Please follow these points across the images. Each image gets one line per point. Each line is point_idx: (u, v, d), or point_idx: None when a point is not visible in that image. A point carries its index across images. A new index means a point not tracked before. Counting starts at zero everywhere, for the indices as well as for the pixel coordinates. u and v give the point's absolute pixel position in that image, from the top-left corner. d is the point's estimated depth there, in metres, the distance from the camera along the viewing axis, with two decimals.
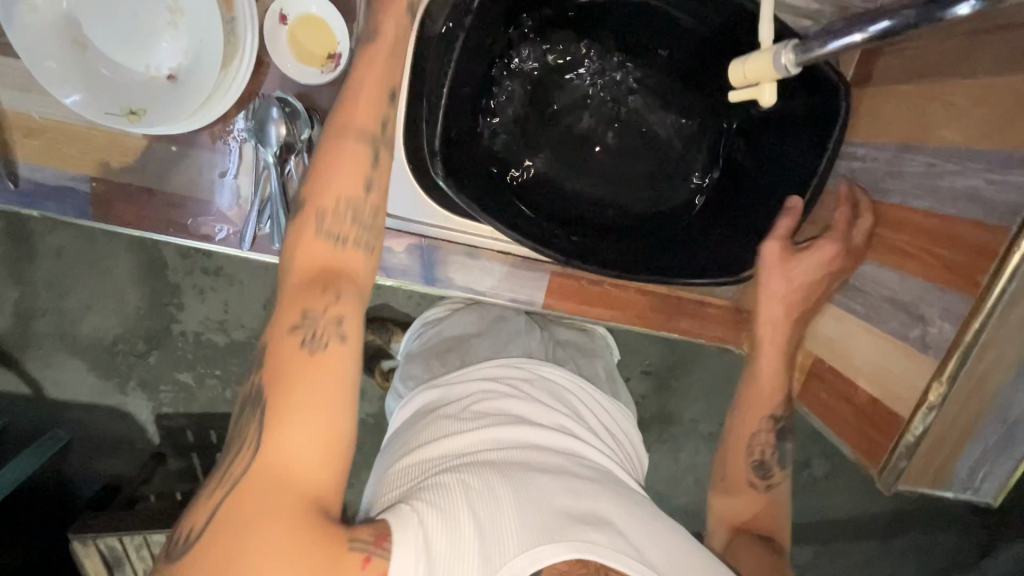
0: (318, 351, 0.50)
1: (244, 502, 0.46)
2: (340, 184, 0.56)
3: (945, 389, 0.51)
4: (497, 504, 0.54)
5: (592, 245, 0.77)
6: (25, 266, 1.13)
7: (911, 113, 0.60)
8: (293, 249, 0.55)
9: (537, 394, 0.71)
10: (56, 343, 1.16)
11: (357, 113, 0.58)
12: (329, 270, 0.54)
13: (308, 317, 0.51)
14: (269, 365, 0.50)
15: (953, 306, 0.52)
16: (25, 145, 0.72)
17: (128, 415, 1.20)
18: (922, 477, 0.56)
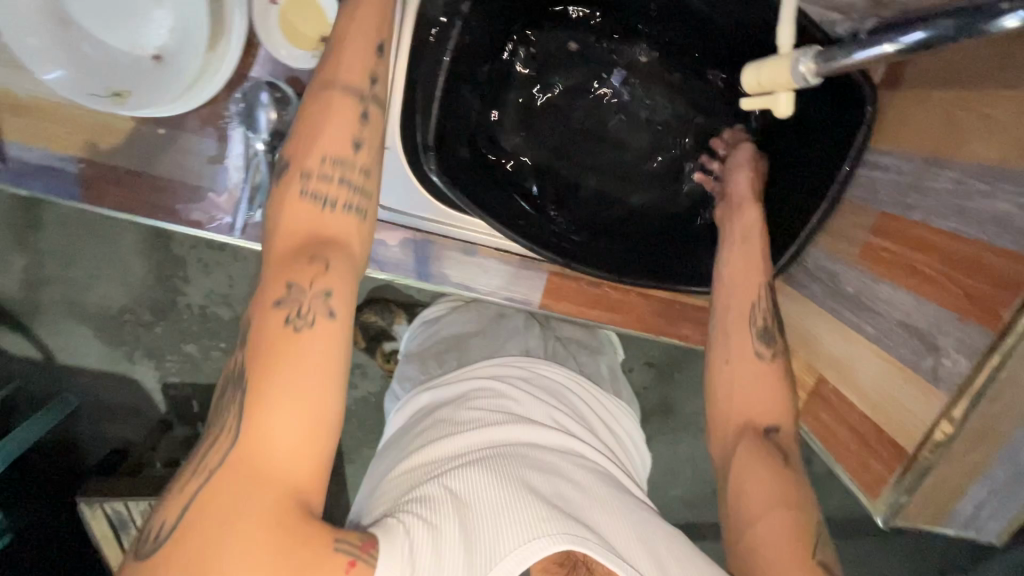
0: (305, 327, 0.49)
1: (217, 499, 0.44)
2: (328, 138, 0.54)
3: (955, 427, 0.48)
4: (486, 511, 0.53)
5: (593, 246, 0.74)
6: (32, 234, 1.12)
7: (942, 123, 0.56)
8: (278, 217, 0.54)
9: (531, 391, 0.69)
10: (64, 310, 1.16)
11: (342, 71, 0.56)
12: (318, 238, 0.53)
13: (292, 290, 0.49)
14: (253, 342, 0.49)
15: (970, 338, 0.49)
16: (8, 125, 0.70)
17: (136, 382, 1.21)
18: (922, 514, 0.53)
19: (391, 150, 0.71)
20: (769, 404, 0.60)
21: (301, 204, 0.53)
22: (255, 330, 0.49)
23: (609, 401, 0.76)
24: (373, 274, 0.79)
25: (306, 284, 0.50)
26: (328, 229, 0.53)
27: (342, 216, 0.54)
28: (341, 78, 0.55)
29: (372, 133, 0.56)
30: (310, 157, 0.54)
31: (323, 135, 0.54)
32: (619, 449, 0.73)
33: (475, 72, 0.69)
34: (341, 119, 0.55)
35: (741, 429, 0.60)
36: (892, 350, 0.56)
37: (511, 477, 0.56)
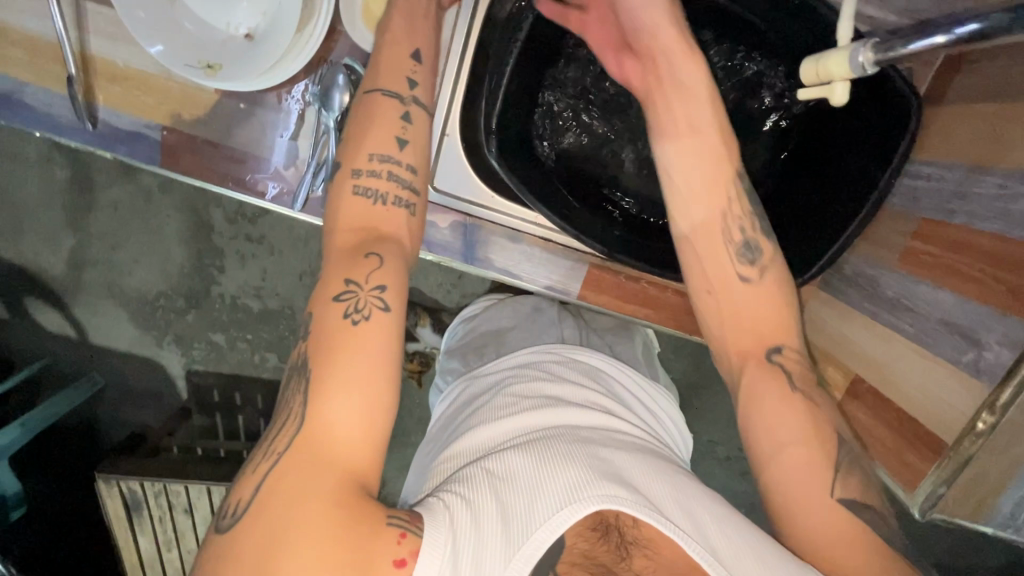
0: (361, 321, 0.52)
1: (289, 477, 0.47)
2: (375, 140, 0.60)
3: (996, 418, 0.49)
4: (523, 484, 0.54)
5: (635, 240, 0.76)
6: (83, 216, 1.17)
7: (985, 133, 0.59)
8: (335, 210, 0.58)
9: (567, 375, 0.71)
10: (103, 292, 1.22)
11: (384, 82, 0.63)
12: (370, 231, 0.57)
13: (350, 285, 0.53)
14: (315, 333, 0.52)
15: (1014, 331, 0.50)
16: (106, 90, 0.76)
17: (161, 367, 1.26)
18: (960, 508, 0.53)
19: (450, 137, 0.76)
20: (767, 328, 0.63)
21: (355, 201, 0.58)
22: (315, 322, 0.53)
23: (644, 380, 0.79)
24: (421, 254, 0.82)
25: (361, 278, 0.53)
26: (376, 224, 0.58)
27: (393, 211, 0.59)
28: (382, 86, 0.62)
29: (416, 133, 0.62)
30: (359, 157, 0.59)
31: (369, 139, 0.60)
32: (657, 427, 0.75)
33: (535, 69, 0.74)
34: (384, 127, 0.61)
35: (742, 358, 0.63)
36: (934, 347, 0.57)
37: (547, 452, 0.57)
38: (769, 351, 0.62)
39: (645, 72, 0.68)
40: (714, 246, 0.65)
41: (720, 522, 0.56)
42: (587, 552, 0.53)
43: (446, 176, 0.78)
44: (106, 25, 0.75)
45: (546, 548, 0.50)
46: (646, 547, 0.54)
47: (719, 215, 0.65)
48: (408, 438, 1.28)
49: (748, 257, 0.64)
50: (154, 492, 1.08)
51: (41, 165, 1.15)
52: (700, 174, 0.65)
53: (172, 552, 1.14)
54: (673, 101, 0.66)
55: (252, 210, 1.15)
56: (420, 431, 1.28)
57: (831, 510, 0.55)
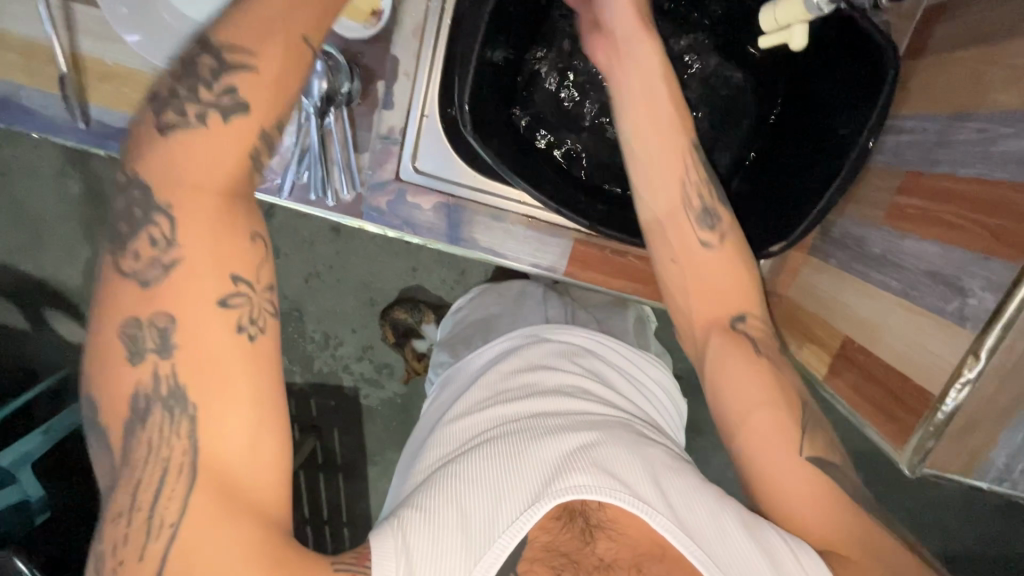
0: (259, 335, 0.48)
1: (195, 540, 0.44)
2: (253, 80, 0.47)
3: (980, 363, 0.47)
4: (482, 494, 0.57)
5: (618, 213, 0.76)
6: (99, 226, 1.21)
7: (964, 81, 0.57)
8: (181, 164, 0.46)
9: (539, 358, 0.71)
10: None
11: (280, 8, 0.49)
12: (242, 204, 0.49)
13: (239, 285, 0.47)
14: (192, 348, 0.45)
15: (997, 274, 0.48)
16: (98, 90, 0.79)
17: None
18: (952, 462, 0.51)
19: (429, 117, 0.77)
20: (731, 298, 0.65)
21: (225, 151, 0.47)
22: (190, 331, 0.46)
23: (633, 351, 0.78)
24: (407, 237, 0.83)
25: (253, 277, 0.48)
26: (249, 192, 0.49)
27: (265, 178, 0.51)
28: None
29: None
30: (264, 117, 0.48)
31: (253, 94, 0.48)
32: (642, 394, 0.76)
33: (510, 48, 0.75)
34: (272, 70, 0.48)
35: (705, 326, 0.65)
36: (920, 300, 0.56)
37: (507, 456, 0.60)
38: (733, 318, 0.65)
39: (624, 49, 0.63)
40: (673, 209, 0.64)
41: (687, 495, 0.60)
42: (550, 543, 0.57)
43: (428, 157, 0.78)
44: (93, 25, 0.77)
45: (504, 559, 0.54)
46: (610, 528, 0.59)
47: (675, 175, 0.64)
48: None
49: (707, 223, 0.65)
50: None
51: (55, 180, 1.19)
52: (662, 145, 0.64)
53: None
54: (637, 74, 0.63)
55: None
56: None
57: (799, 476, 0.60)
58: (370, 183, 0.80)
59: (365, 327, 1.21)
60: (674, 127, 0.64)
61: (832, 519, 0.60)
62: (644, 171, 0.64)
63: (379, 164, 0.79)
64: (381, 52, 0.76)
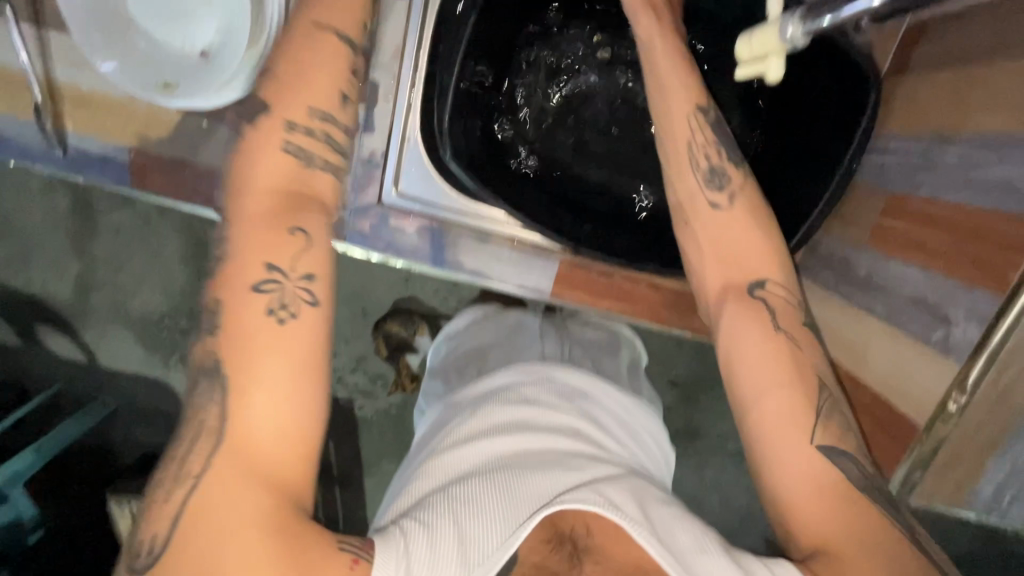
0: (288, 318, 0.51)
1: (213, 506, 0.47)
2: (312, 97, 0.58)
3: (967, 398, 0.47)
4: (480, 515, 0.56)
5: (604, 233, 0.76)
6: (86, 241, 1.20)
7: (946, 102, 0.56)
8: (250, 169, 0.55)
9: (538, 395, 0.70)
10: (110, 316, 1.24)
11: (325, 36, 0.59)
12: (291, 198, 0.55)
13: (274, 270, 0.51)
14: (233, 323, 0.50)
15: (980, 305, 0.47)
16: (74, 116, 0.78)
17: (170, 386, 1.27)
18: (940, 491, 0.52)
19: (411, 140, 0.76)
20: (749, 262, 0.58)
21: (280, 158, 0.55)
22: (230, 311, 0.50)
23: (627, 398, 0.75)
24: (391, 260, 0.82)
25: (286, 266, 0.52)
26: (300, 190, 0.56)
27: (319, 177, 0.57)
28: (318, 104, 0.58)
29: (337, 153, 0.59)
30: (297, 109, 0.57)
31: (305, 104, 0.57)
32: (633, 440, 0.73)
33: (489, 72, 0.74)
34: (321, 92, 0.58)
35: (722, 291, 0.58)
36: (905, 327, 0.55)
37: (505, 481, 0.59)
38: (751, 283, 0.57)
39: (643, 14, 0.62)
40: (680, 155, 0.60)
41: (672, 526, 0.58)
42: (540, 563, 0.57)
43: (413, 181, 0.78)
44: (68, 52, 0.76)
45: None
46: (597, 555, 0.58)
47: (685, 136, 0.60)
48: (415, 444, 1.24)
49: (714, 183, 0.59)
50: None
51: (43, 196, 1.18)
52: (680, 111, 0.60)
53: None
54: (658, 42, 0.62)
55: None
56: None
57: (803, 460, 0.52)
58: (352, 207, 0.79)
59: (357, 339, 1.19)
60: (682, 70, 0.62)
61: (837, 515, 0.51)
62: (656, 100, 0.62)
63: (361, 188, 0.78)
64: None
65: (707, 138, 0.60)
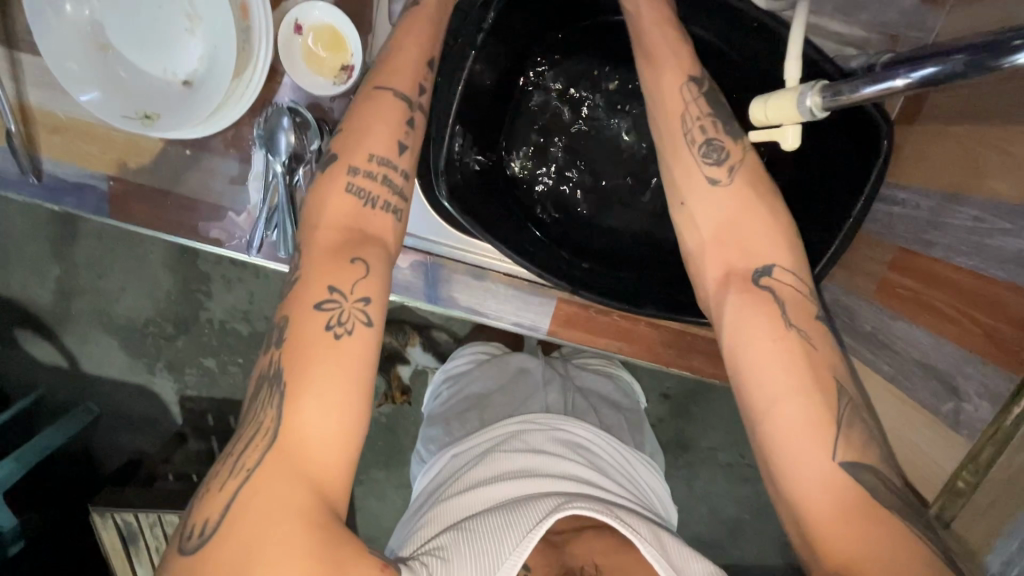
0: (344, 334, 0.51)
1: (257, 501, 0.46)
2: (377, 132, 0.59)
3: (977, 479, 0.48)
4: (498, 550, 0.56)
5: (602, 273, 0.74)
6: (67, 246, 1.17)
7: (958, 159, 0.55)
8: (321, 204, 0.57)
9: (543, 438, 0.70)
10: (92, 322, 1.21)
11: (392, 79, 0.61)
12: (356, 231, 0.56)
13: (334, 292, 0.52)
14: (293, 338, 0.51)
15: (992, 382, 0.46)
16: (49, 142, 0.74)
17: (155, 394, 1.25)
18: None
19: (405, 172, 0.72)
20: (754, 245, 0.54)
21: (346, 198, 0.57)
22: (293, 327, 0.51)
23: (627, 448, 0.75)
24: None
25: (346, 287, 0.52)
26: (362, 225, 0.56)
27: (382, 217, 0.58)
28: (373, 148, 0.58)
29: (385, 191, 0.58)
30: (358, 155, 0.58)
31: (372, 139, 0.59)
32: (636, 488, 0.72)
33: (488, 107, 0.71)
34: (385, 130, 0.59)
35: (724, 282, 0.54)
36: (913, 393, 0.54)
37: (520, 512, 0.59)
38: (756, 271, 0.53)
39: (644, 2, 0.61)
40: (675, 142, 0.58)
41: (687, 561, 0.59)
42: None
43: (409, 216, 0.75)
44: (42, 75, 0.72)
45: None
46: None
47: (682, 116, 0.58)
48: (406, 459, 1.21)
49: (712, 158, 0.57)
50: (149, 524, 1.10)
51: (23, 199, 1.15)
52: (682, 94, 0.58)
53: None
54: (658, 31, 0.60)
55: None
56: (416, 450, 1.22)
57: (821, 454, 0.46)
58: None
59: None
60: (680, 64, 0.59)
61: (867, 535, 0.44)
62: (662, 92, 0.59)
63: None
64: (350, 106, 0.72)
65: (702, 112, 0.57)
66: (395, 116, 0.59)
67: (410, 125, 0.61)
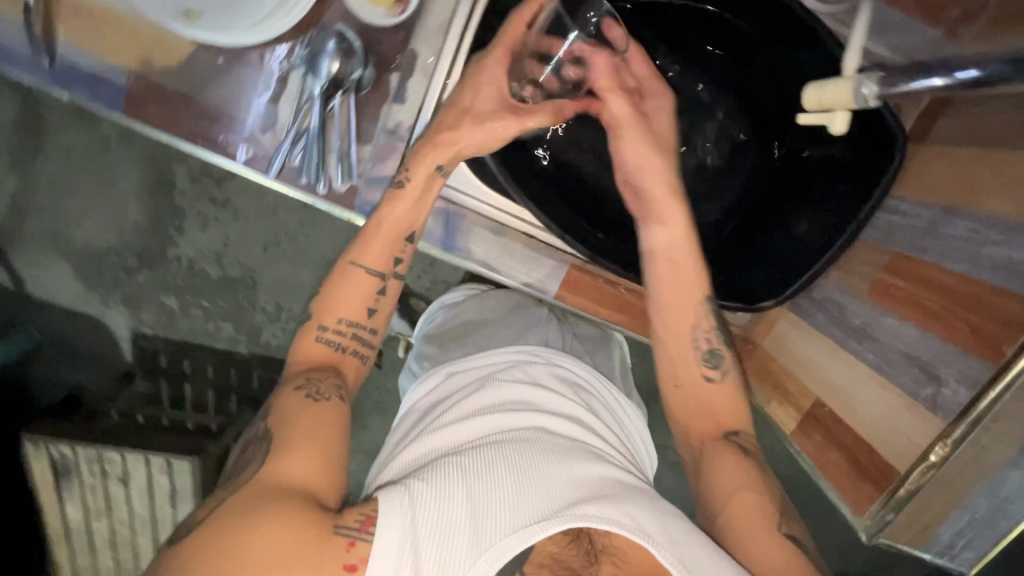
0: (320, 400, 0.62)
1: (236, 517, 0.52)
2: (375, 245, 0.70)
3: (950, 449, 0.51)
4: (486, 492, 0.59)
5: (620, 245, 0.77)
6: (30, 159, 1.19)
7: (961, 177, 0.60)
8: (304, 333, 0.69)
9: (549, 382, 0.77)
10: (48, 242, 1.24)
11: (399, 198, 0.70)
12: (330, 355, 0.68)
13: (311, 380, 0.64)
14: (276, 412, 0.62)
15: (971, 371, 0.52)
16: (70, 25, 0.70)
17: (106, 327, 1.29)
18: (903, 533, 0.56)
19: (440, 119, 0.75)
20: (722, 415, 0.70)
21: (345, 296, 0.69)
22: (276, 407, 0.62)
23: (617, 391, 0.83)
24: None
25: (322, 379, 0.65)
26: (338, 359, 0.69)
27: (376, 318, 0.71)
28: (364, 260, 0.70)
29: (383, 303, 0.71)
30: (356, 252, 0.70)
31: (370, 246, 0.70)
32: (626, 439, 0.79)
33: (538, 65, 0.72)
34: (382, 240, 0.70)
35: (703, 441, 0.70)
36: (894, 378, 0.60)
37: (514, 463, 0.62)
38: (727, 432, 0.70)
39: (652, 225, 0.72)
40: (681, 332, 0.71)
41: (690, 544, 0.60)
42: (556, 554, 0.59)
43: None
44: None
45: (510, 554, 0.56)
46: (614, 555, 0.60)
47: (682, 331, 0.71)
48: (365, 421, 1.21)
49: (711, 362, 0.71)
50: (85, 458, 1.07)
51: None
52: (678, 299, 0.71)
53: (101, 522, 1.11)
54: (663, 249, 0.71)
55: (219, 172, 1.20)
56: (374, 415, 1.22)
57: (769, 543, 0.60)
58: (367, 175, 0.76)
59: None
60: (689, 283, 0.71)
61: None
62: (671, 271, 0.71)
63: (381, 158, 0.76)
64: (399, 41, 0.73)
65: (707, 327, 0.71)
66: (390, 242, 0.70)
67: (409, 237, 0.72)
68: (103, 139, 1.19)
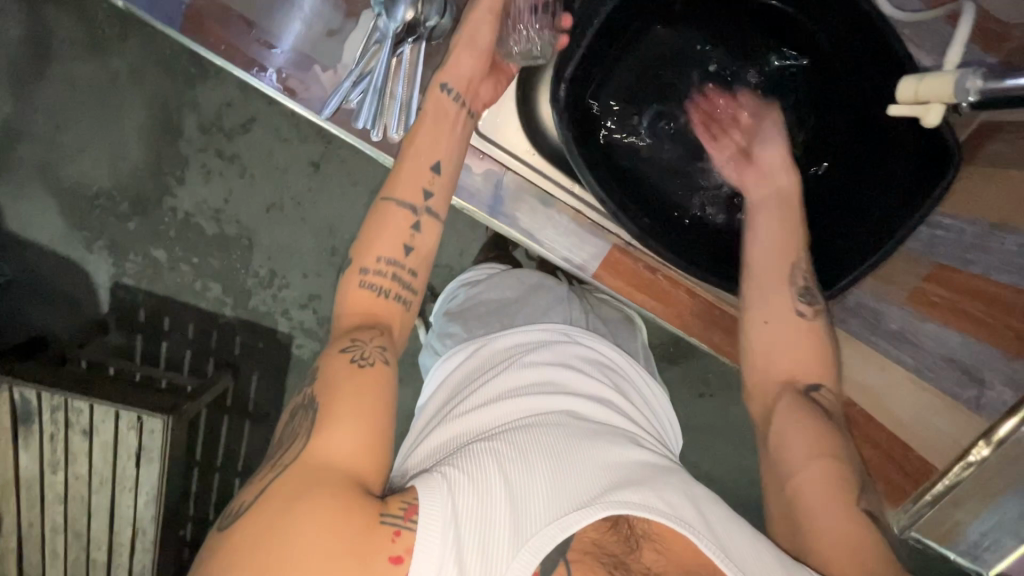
0: (365, 365, 0.58)
1: (284, 488, 0.50)
2: (407, 175, 0.66)
3: (990, 450, 0.54)
4: (524, 482, 0.56)
5: (663, 231, 0.76)
6: (31, 85, 1.15)
7: (1007, 197, 0.61)
8: (346, 289, 0.64)
9: (576, 362, 0.76)
10: (35, 175, 1.19)
11: (423, 128, 0.67)
12: (372, 312, 0.63)
13: (355, 342, 0.60)
14: (322, 377, 0.58)
15: (1017, 374, 0.55)
16: None
17: (85, 273, 1.23)
18: (933, 530, 0.64)
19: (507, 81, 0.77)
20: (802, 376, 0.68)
21: (382, 239, 0.64)
22: (323, 372, 0.59)
23: (646, 375, 0.84)
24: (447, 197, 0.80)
25: (366, 338, 0.61)
26: (382, 316, 0.64)
27: (413, 260, 0.65)
28: (397, 195, 0.65)
29: (422, 241, 0.66)
30: (396, 190, 0.66)
31: (406, 180, 0.66)
32: (654, 420, 0.80)
33: (608, 36, 0.73)
34: (412, 172, 0.66)
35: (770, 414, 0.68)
36: (937, 381, 0.63)
37: (550, 450, 0.61)
38: (807, 385, 0.67)
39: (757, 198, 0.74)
40: (774, 281, 0.70)
41: (730, 531, 0.60)
42: (596, 541, 0.57)
43: (491, 119, 0.78)
44: None
45: (554, 543, 0.54)
46: (657, 541, 0.59)
47: (780, 273, 0.70)
48: None
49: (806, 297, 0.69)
50: (50, 406, 1.03)
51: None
52: (778, 243, 0.71)
53: (56, 475, 1.05)
54: (781, 194, 0.73)
55: (230, 126, 1.16)
56: None
57: (842, 525, 0.58)
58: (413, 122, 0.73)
59: (317, 275, 1.23)
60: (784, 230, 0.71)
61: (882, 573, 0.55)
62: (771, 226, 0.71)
63: None
64: None
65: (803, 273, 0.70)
66: (417, 170, 0.66)
67: (439, 170, 0.67)
68: (112, 74, 1.15)
